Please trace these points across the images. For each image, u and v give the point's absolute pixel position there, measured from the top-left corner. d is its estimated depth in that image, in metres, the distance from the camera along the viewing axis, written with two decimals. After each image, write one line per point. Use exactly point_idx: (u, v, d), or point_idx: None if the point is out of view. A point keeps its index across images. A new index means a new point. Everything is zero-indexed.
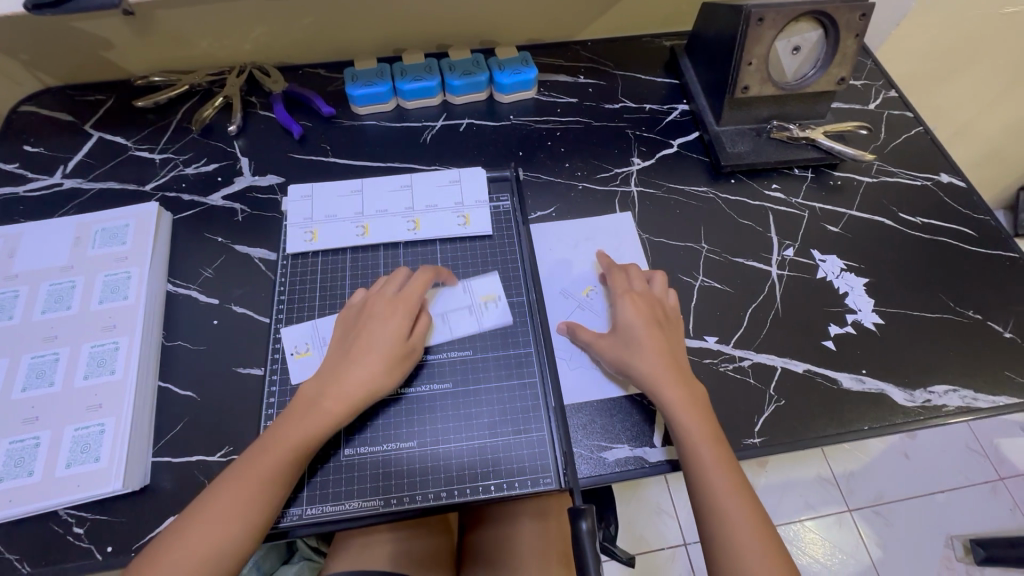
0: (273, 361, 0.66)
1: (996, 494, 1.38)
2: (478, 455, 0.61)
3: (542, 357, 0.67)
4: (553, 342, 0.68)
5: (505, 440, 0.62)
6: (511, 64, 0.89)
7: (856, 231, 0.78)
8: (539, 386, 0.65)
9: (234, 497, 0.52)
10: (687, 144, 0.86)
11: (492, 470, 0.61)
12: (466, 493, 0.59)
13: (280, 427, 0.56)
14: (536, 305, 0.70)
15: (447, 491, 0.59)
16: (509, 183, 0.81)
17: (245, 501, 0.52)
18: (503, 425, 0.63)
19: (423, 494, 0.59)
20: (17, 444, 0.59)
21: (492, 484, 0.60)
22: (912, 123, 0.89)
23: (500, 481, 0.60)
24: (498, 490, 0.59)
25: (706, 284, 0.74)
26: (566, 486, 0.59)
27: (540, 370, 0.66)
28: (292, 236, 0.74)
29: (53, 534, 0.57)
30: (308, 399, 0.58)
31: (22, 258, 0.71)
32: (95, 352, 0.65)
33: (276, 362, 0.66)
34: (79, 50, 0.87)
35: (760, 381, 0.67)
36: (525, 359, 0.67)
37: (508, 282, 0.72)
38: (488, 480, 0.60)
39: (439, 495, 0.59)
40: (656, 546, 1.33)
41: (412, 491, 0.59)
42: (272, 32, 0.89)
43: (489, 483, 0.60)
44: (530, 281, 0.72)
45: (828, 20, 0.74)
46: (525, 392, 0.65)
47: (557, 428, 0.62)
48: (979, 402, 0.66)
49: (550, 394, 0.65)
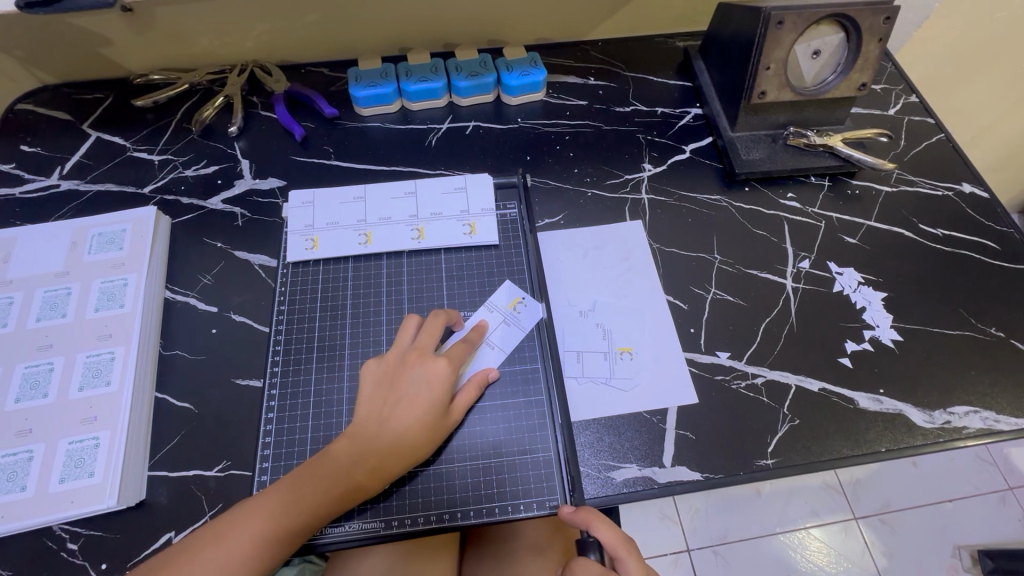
0: (273, 374, 0.64)
1: (1005, 504, 1.36)
2: (483, 476, 0.60)
3: (549, 371, 0.65)
4: (560, 359, 0.66)
5: (510, 459, 0.61)
6: (519, 65, 0.86)
7: (874, 243, 0.76)
8: (546, 404, 0.63)
9: (245, 548, 0.51)
10: (700, 149, 0.84)
11: (497, 492, 0.59)
12: (469, 515, 0.58)
13: (304, 482, 0.54)
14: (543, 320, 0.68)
15: (449, 513, 0.58)
16: (517, 189, 0.78)
17: (257, 556, 0.51)
18: (508, 443, 0.61)
19: (425, 516, 0.58)
20: (10, 458, 0.58)
21: (496, 506, 0.58)
22: (933, 130, 0.86)
23: (504, 504, 0.58)
24: (503, 513, 0.58)
25: (718, 297, 0.72)
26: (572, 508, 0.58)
27: (547, 389, 0.64)
28: (292, 244, 0.73)
29: (46, 550, 0.56)
30: (339, 461, 0.56)
31: (17, 264, 0.69)
32: (90, 362, 0.63)
33: (276, 375, 0.64)
34: (76, 47, 0.85)
35: (774, 400, 0.65)
36: (532, 375, 0.65)
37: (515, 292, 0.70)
38: (493, 502, 0.58)
39: (441, 517, 0.58)
40: (659, 551, 1.31)
41: (413, 513, 0.58)
42: (274, 31, 0.86)
43: (493, 506, 0.58)
44: (536, 286, 0.71)
45: (850, 24, 0.71)
46: (531, 410, 0.63)
47: (562, 447, 0.61)
48: (1001, 424, 0.63)
49: (556, 411, 0.63)
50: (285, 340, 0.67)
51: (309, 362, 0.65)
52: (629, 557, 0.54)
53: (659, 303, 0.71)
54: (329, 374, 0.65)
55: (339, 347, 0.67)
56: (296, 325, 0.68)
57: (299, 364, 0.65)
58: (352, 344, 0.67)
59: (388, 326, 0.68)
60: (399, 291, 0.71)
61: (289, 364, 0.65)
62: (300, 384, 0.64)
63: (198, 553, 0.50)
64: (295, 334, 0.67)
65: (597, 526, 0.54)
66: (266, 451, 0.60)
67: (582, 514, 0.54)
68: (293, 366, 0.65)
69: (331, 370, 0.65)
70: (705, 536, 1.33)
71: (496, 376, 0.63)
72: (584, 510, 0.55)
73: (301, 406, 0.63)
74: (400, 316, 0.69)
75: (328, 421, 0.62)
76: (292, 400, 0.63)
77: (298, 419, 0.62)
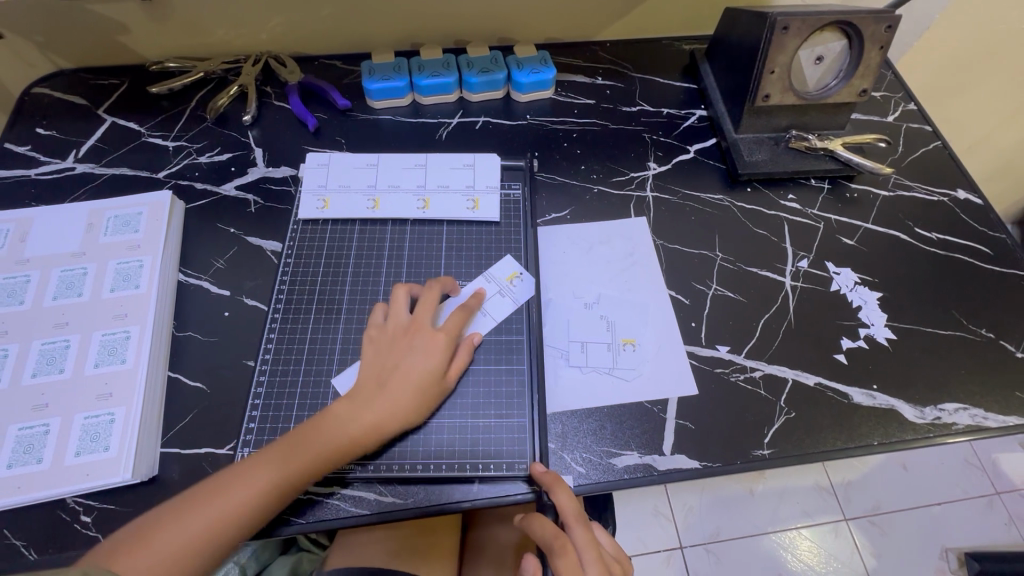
0: (266, 350, 0.66)
1: (991, 508, 1.38)
2: (459, 434, 0.62)
3: (537, 347, 0.67)
4: (544, 331, 0.70)
5: (487, 421, 0.63)
6: (529, 63, 0.88)
7: (871, 245, 0.78)
8: (526, 372, 0.66)
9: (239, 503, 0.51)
10: (704, 150, 0.86)
11: (470, 449, 0.61)
12: (440, 468, 0.60)
13: (299, 442, 0.56)
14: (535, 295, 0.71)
15: (422, 464, 0.60)
16: (522, 172, 0.81)
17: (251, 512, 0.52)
18: (487, 406, 0.64)
19: (399, 465, 0.60)
20: (27, 431, 0.59)
21: (467, 462, 0.60)
22: (930, 138, 0.88)
23: (476, 461, 0.60)
24: (473, 470, 0.60)
25: (719, 292, 0.74)
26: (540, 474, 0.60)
27: (529, 357, 0.67)
28: (304, 202, 0.76)
29: (60, 522, 0.57)
30: (335, 421, 0.57)
31: (33, 243, 0.71)
32: (105, 340, 0.64)
33: (268, 351, 0.66)
34: (94, 33, 0.86)
35: (770, 393, 0.67)
36: (515, 345, 0.67)
37: (510, 261, 0.73)
38: (465, 459, 0.60)
39: (414, 467, 0.60)
40: (652, 548, 1.33)
41: (389, 461, 0.60)
42: (290, 23, 0.88)
43: (464, 462, 0.60)
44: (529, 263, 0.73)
45: (852, 31, 0.73)
46: (511, 378, 0.65)
47: (537, 419, 0.63)
48: (989, 422, 0.65)
49: (535, 375, 0.66)
50: (288, 292, 0.70)
51: (302, 341, 0.67)
52: (579, 525, 0.57)
53: (662, 297, 0.73)
54: (319, 352, 0.66)
55: (338, 303, 0.69)
56: (292, 308, 0.69)
57: (292, 342, 0.66)
58: (349, 300, 0.69)
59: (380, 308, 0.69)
60: (394, 273, 0.72)
61: (283, 341, 0.66)
62: (291, 362, 0.65)
63: (195, 509, 0.50)
64: (290, 313, 0.68)
65: (559, 493, 0.56)
66: (251, 425, 0.62)
67: (549, 478, 0.57)
68: (286, 344, 0.66)
69: (327, 323, 0.68)
70: (699, 534, 1.35)
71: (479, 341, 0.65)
72: (551, 474, 0.57)
73: (291, 383, 0.64)
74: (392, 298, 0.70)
75: (315, 399, 0.63)
76: (283, 375, 0.64)
77: (286, 395, 0.63)
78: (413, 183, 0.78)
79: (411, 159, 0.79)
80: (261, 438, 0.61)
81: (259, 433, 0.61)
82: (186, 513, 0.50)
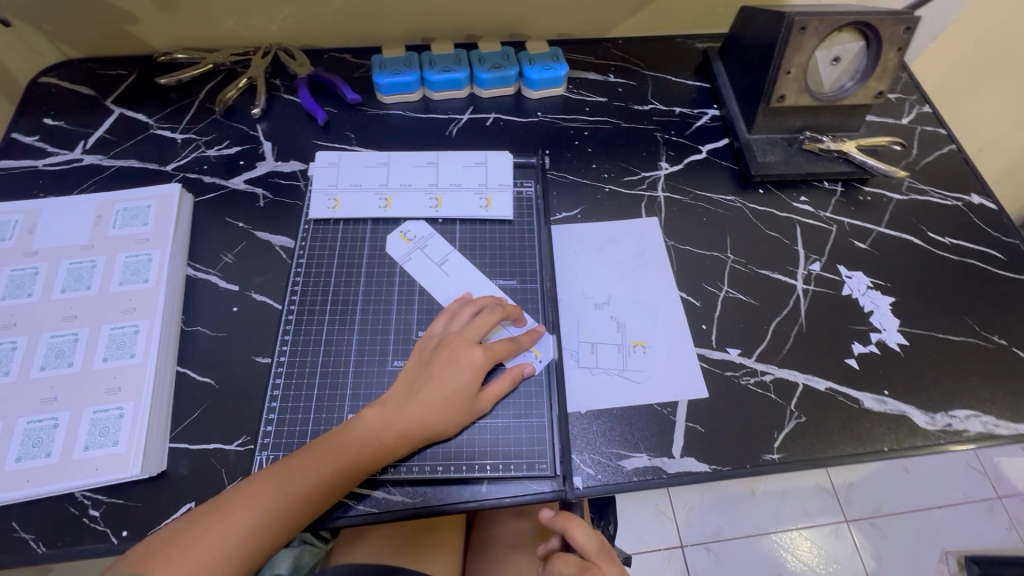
0: (281, 353, 0.65)
1: (993, 513, 1.38)
2: (478, 434, 0.62)
3: (554, 351, 0.67)
4: (561, 334, 0.69)
5: (505, 422, 0.63)
6: (541, 59, 0.87)
7: (884, 249, 0.77)
8: (543, 372, 0.66)
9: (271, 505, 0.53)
10: (716, 150, 0.85)
11: (490, 450, 0.61)
12: (461, 470, 0.60)
13: (325, 447, 0.56)
14: (549, 296, 0.70)
15: (443, 465, 0.60)
16: (534, 170, 0.81)
17: (281, 514, 0.53)
18: (504, 407, 0.64)
19: (420, 466, 0.60)
20: (36, 424, 0.59)
21: (488, 464, 0.60)
22: (945, 141, 0.88)
23: (496, 462, 0.61)
24: (494, 471, 0.60)
25: (730, 295, 0.73)
26: (560, 473, 0.60)
27: (545, 358, 0.66)
28: (315, 202, 0.75)
29: (69, 516, 0.57)
30: (364, 426, 0.57)
31: (42, 235, 0.70)
32: (114, 334, 0.64)
33: (283, 355, 0.65)
34: (103, 22, 0.86)
35: (781, 397, 0.66)
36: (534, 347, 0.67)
37: (523, 270, 0.72)
38: (485, 459, 0.61)
39: (435, 468, 0.60)
40: (653, 546, 1.34)
41: (409, 463, 0.60)
42: (300, 15, 0.87)
43: (486, 463, 0.60)
44: (547, 307, 0.70)
45: (871, 33, 0.72)
46: (530, 377, 0.65)
47: (556, 415, 0.63)
48: (1000, 429, 0.65)
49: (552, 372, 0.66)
50: (302, 292, 0.69)
51: (318, 340, 0.66)
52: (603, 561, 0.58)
53: (671, 298, 0.73)
54: (335, 353, 0.66)
55: (352, 302, 0.69)
56: (306, 309, 0.68)
57: (307, 343, 0.66)
58: (365, 299, 0.69)
59: (397, 308, 0.69)
60: (410, 270, 0.72)
61: (298, 343, 0.66)
62: (307, 364, 0.65)
63: (231, 513, 0.52)
64: (305, 315, 0.68)
65: (574, 528, 0.59)
66: (268, 429, 0.61)
67: (559, 519, 0.60)
68: (302, 345, 0.66)
69: (342, 323, 0.67)
70: (700, 533, 1.35)
71: (531, 372, 0.64)
72: (561, 515, 0.60)
73: (306, 386, 0.64)
74: (409, 302, 0.69)
75: (331, 401, 0.63)
76: (299, 378, 0.64)
77: (303, 398, 0.63)
78: (424, 178, 0.77)
79: (423, 155, 0.79)
80: (280, 440, 0.61)
81: (278, 438, 0.61)
82: (220, 519, 0.52)
